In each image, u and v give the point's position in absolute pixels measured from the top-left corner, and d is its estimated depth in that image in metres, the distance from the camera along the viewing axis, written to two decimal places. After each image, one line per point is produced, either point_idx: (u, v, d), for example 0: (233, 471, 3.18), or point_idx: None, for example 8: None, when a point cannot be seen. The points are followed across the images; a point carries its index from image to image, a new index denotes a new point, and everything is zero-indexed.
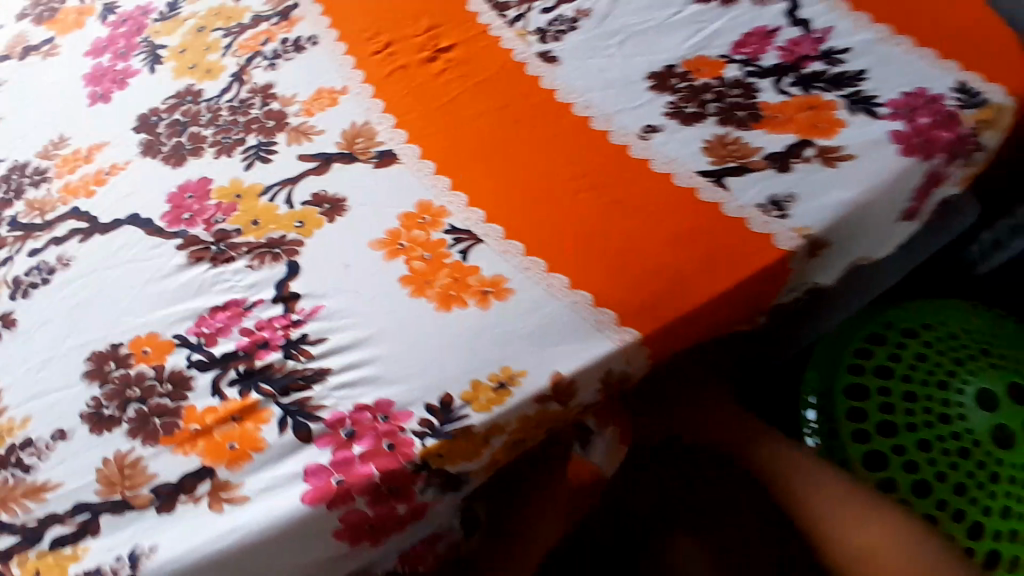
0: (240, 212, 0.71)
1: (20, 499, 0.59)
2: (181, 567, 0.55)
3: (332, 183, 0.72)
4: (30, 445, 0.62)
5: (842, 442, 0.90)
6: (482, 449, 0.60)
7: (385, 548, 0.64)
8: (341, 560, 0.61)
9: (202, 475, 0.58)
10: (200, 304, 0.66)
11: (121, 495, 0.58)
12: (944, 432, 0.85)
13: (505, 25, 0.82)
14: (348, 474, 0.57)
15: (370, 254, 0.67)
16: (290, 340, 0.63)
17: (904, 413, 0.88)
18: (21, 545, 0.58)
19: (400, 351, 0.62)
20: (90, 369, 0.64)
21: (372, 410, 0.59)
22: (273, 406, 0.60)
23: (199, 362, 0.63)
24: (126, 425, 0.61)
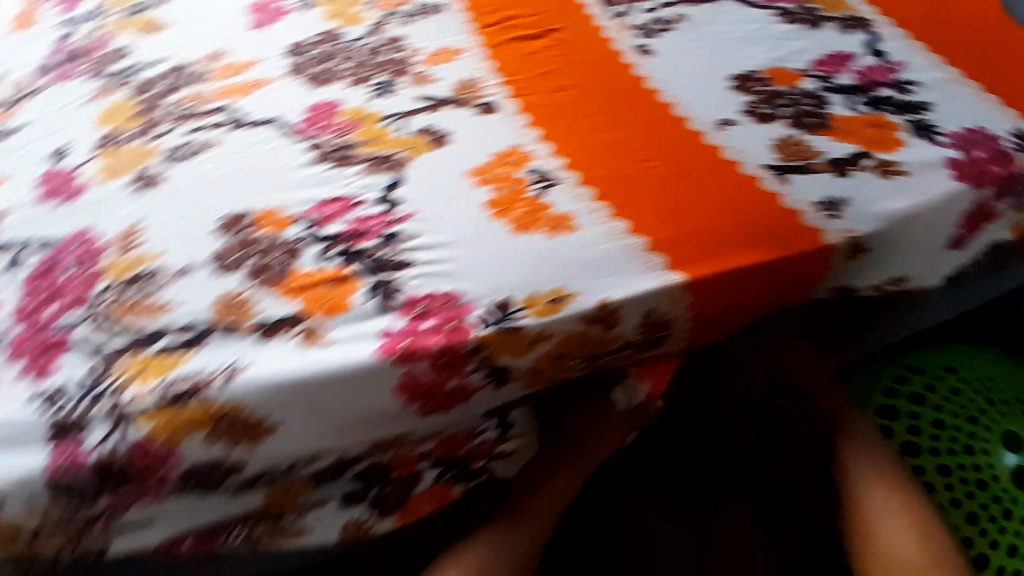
0: (360, 131, 0.82)
1: (140, 314, 0.71)
2: (266, 383, 0.65)
3: (442, 121, 0.81)
4: (156, 274, 0.73)
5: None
6: (527, 351, 0.69)
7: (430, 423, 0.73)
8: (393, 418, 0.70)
9: (298, 320, 0.69)
10: (318, 194, 0.77)
11: (229, 321, 0.69)
12: (966, 468, 0.87)
13: (610, 18, 0.93)
14: (416, 341, 0.67)
15: (462, 182, 0.76)
16: (386, 234, 0.73)
17: (930, 441, 0.90)
18: (136, 345, 0.69)
19: (474, 256, 0.71)
20: (221, 226, 0.76)
21: (442, 299, 0.69)
22: (365, 278, 0.71)
23: (310, 238, 0.74)
24: (246, 270, 0.72)
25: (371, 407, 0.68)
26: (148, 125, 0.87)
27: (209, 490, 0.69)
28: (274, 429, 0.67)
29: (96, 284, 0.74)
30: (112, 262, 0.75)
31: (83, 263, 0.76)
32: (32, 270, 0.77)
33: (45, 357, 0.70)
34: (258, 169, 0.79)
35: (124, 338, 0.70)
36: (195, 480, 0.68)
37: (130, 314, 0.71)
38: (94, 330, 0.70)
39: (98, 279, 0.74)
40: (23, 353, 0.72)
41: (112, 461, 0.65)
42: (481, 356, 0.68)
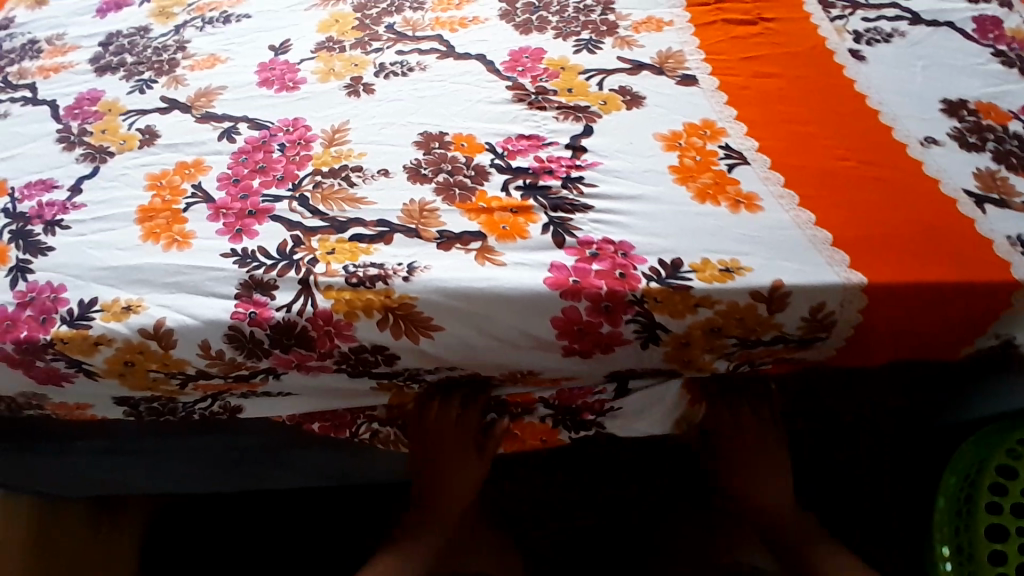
0: (560, 80, 0.84)
1: (339, 202, 0.76)
2: (443, 286, 0.68)
3: (636, 83, 0.83)
4: (359, 170, 0.79)
5: (974, 535, 0.87)
6: (688, 314, 0.68)
7: (575, 362, 0.76)
8: (546, 347, 0.73)
9: (478, 237, 0.72)
10: (509, 129, 0.80)
11: (415, 226, 0.73)
12: None
13: (826, 19, 0.92)
14: (583, 279, 0.67)
15: (651, 142, 0.77)
16: (569, 176, 0.75)
17: None
18: (326, 229, 0.73)
19: (655, 212, 0.71)
20: (419, 141, 0.81)
21: (615, 246, 0.69)
22: (542, 215, 0.72)
23: (499, 165, 0.77)
24: (434, 185, 0.77)
25: (532, 329, 0.70)
26: (366, 38, 0.93)
27: (360, 370, 0.75)
28: (439, 330, 0.71)
29: (304, 168, 0.80)
30: (319, 154, 0.81)
31: (292, 146, 0.82)
32: (244, 144, 0.83)
33: (245, 221, 0.75)
34: (461, 99, 0.84)
35: (319, 221, 0.74)
36: (356, 357, 0.73)
37: (328, 201, 0.76)
38: (294, 208, 0.75)
39: (306, 163, 0.80)
40: (223, 217, 0.76)
41: (295, 325, 0.69)
42: (642, 306, 0.68)
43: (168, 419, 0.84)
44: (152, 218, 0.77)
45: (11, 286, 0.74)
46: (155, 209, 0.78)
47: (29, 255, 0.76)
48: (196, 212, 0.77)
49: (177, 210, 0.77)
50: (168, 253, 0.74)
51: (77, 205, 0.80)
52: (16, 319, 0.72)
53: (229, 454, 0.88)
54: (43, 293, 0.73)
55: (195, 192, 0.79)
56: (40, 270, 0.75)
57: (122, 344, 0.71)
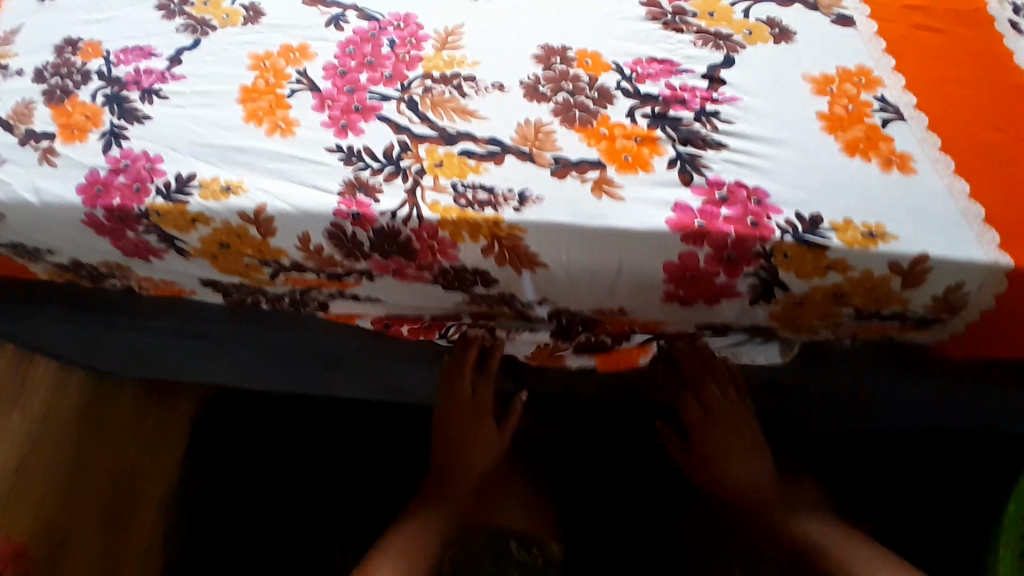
0: (701, 1, 0.76)
1: (450, 112, 0.71)
2: (553, 223, 0.64)
3: (787, 17, 0.75)
4: (472, 81, 0.73)
5: None
6: (816, 276, 0.64)
7: (678, 313, 0.73)
8: (651, 290, 0.69)
9: (596, 166, 0.66)
10: (641, 51, 0.73)
11: (528, 150, 0.68)
12: None
13: None
14: (709, 223, 0.62)
15: (800, 84, 0.70)
16: (703, 110, 0.68)
17: None
18: (434, 139, 0.69)
19: (797, 159, 0.65)
20: (539, 56, 0.74)
21: (747, 192, 0.63)
22: (669, 147, 0.66)
23: (625, 90, 0.71)
24: (552, 105, 0.71)
25: (644, 269, 0.66)
26: None
27: (453, 284, 0.74)
28: (542, 265, 0.68)
29: (414, 69, 0.74)
30: (430, 56, 0.75)
31: (403, 44, 0.76)
32: (352, 36, 0.77)
33: (352, 117, 0.71)
34: (585, 16, 0.76)
35: (427, 130, 0.70)
36: (455, 275, 0.72)
37: (438, 108, 0.71)
38: (403, 111, 0.71)
39: (414, 65, 0.75)
40: (329, 109, 0.72)
41: (400, 233, 0.67)
42: (769, 261, 0.63)
43: (256, 302, 0.84)
44: (254, 100, 0.73)
45: (104, 151, 0.72)
46: (258, 91, 0.74)
47: (125, 121, 0.74)
48: (301, 100, 0.73)
49: (283, 95, 0.74)
50: (271, 138, 0.70)
51: (176, 76, 0.76)
52: (107, 185, 0.70)
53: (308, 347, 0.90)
54: (139, 162, 0.71)
55: (301, 79, 0.75)
56: (135, 138, 0.72)
57: (221, 226, 0.69)
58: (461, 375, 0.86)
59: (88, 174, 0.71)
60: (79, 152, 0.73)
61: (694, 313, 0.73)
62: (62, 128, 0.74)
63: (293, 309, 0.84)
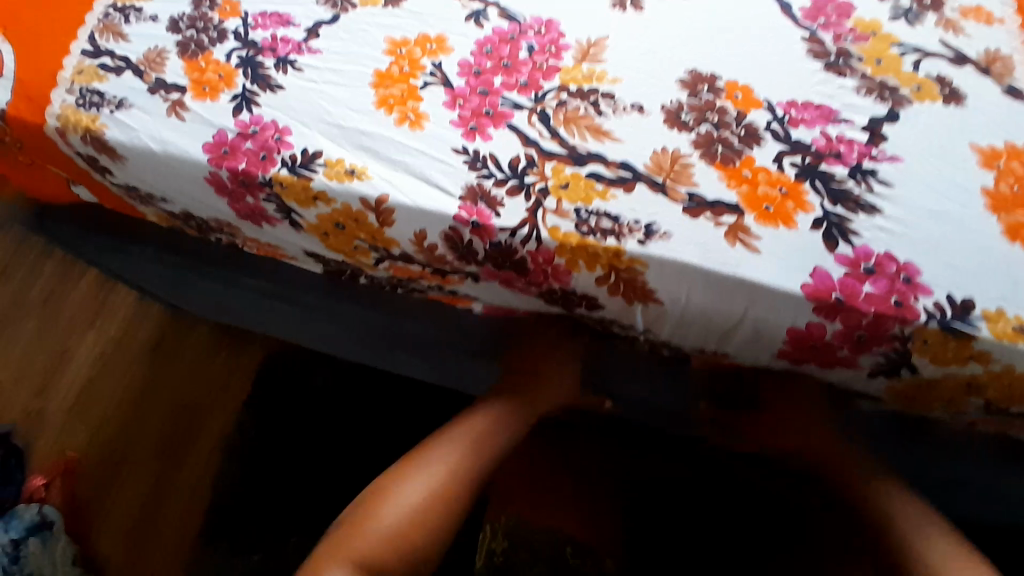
0: (868, 45, 0.71)
1: (583, 129, 0.68)
2: (678, 264, 0.61)
3: (958, 78, 0.70)
4: (611, 98, 0.69)
5: None
6: (954, 363, 0.61)
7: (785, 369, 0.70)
8: (766, 346, 0.66)
9: (734, 211, 0.62)
10: (798, 93, 0.68)
11: (662, 180, 0.64)
12: None
13: None
14: (848, 298, 0.58)
15: (967, 152, 0.66)
16: (859, 167, 0.64)
17: None
18: (562, 158, 0.66)
19: (951, 237, 0.61)
20: (685, 80, 0.70)
21: (896, 267, 0.59)
22: (816, 204, 0.62)
23: (774, 132, 0.66)
24: (694, 136, 0.67)
25: (766, 324, 0.63)
26: None
27: (557, 302, 0.72)
28: (657, 302, 0.66)
29: (550, 79, 0.71)
30: (570, 67, 0.72)
31: (543, 51, 0.73)
32: (492, 34, 0.75)
33: (482, 120, 0.69)
34: (740, 44, 0.72)
35: (557, 146, 0.67)
36: (561, 295, 0.70)
37: (571, 125, 0.68)
38: (534, 123, 0.68)
39: (552, 75, 0.71)
40: (461, 107, 0.70)
41: (515, 251, 0.66)
42: (903, 344, 0.60)
43: (351, 280, 0.85)
44: (388, 86, 0.72)
45: (235, 113, 0.72)
46: (392, 78, 0.73)
47: (257, 88, 0.73)
48: (433, 94, 0.72)
49: (416, 86, 0.72)
50: (400, 129, 0.69)
51: (313, 49, 0.75)
52: (235, 148, 0.71)
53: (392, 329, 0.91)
54: (267, 131, 0.71)
55: (436, 72, 0.73)
56: (265, 106, 0.72)
57: (341, 207, 0.69)
58: (543, 356, 0.82)
59: (216, 133, 0.72)
60: (209, 110, 0.73)
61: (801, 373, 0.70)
62: (195, 83, 0.75)
63: (386, 290, 0.85)
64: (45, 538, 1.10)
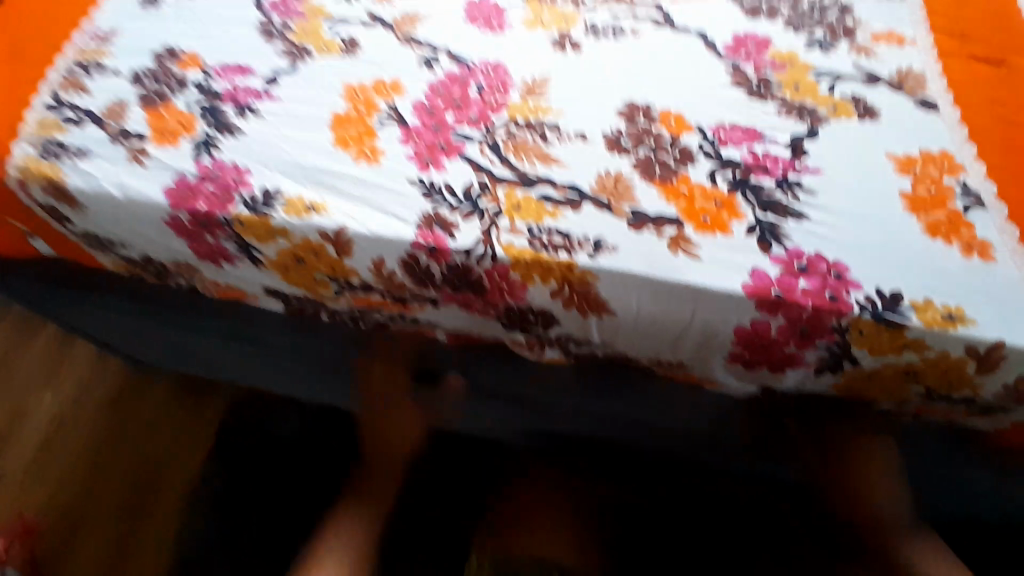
0: (786, 73, 0.78)
1: (531, 155, 0.72)
2: (627, 274, 0.64)
3: (870, 96, 0.77)
4: (555, 128, 0.74)
5: None
6: (891, 353, 0.64)
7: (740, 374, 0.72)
8: (717, 349, 0.69)
9: (674, 223, 0.66)
10: (726, 116, 0.74)
11: (607, 199, 0.68)
12: None
13: None
14: (787, 293, 0.62)
15: (884, 161, 0.71)
16: (786, 180, 0.69)
17: None
18: (514, 182, 0.70)
19: (874, 236, 0.65)
20: (622, 111, 0.75)
21: (827, 265, 0.63)
22: (748, 213, 0.66)
23: (706, 152, 0.71)
24: (633, 159, 0.71)
25: (715, 327, 0.66)
26: None
27: (515, 324, 0.74)
28: (610, 313, 0.68)
29: (499, 113, 0.76)
30: (516, 102, 0.77)
31: (490, 89, 0.78)
32: (443, 76, 0.80)
33: (435, 153, 0.73)
34: (672, 77, 0.78)
35: (507, 171, 0.71)
36: (518, 314, 0.72)
37: (520, 152, 0.72)
38: (485, 152, 0.72)
39: (499, 109, 0.76)
40: (415, 142, 0.74)
41: (471, 270, 0.68)
42: (843, 336, 0.63)
43: (312, 316, 0.85)
44: (346, 127, 0.76)
45: (195, 157, 0.75)
46: (351, 120, 0.76)
47: (217, 133, 0.76)
48: (388, 132, 0.75)
49: (371, 125, 0.76)
50: (357, 163, 0.72)
51: (272, 95, 0.79)
52: (195, 190, 0.73)
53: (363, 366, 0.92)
54: (227, 174, 0.73)
55: (390, 112, 0.77)
56: (225, 149, 0.75)
57: (300, 240, 0.71)
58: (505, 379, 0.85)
59: (177, 178, 0.74)
60: (169, 155, 0.75)
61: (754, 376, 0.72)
62: (156, 131, 0.77)
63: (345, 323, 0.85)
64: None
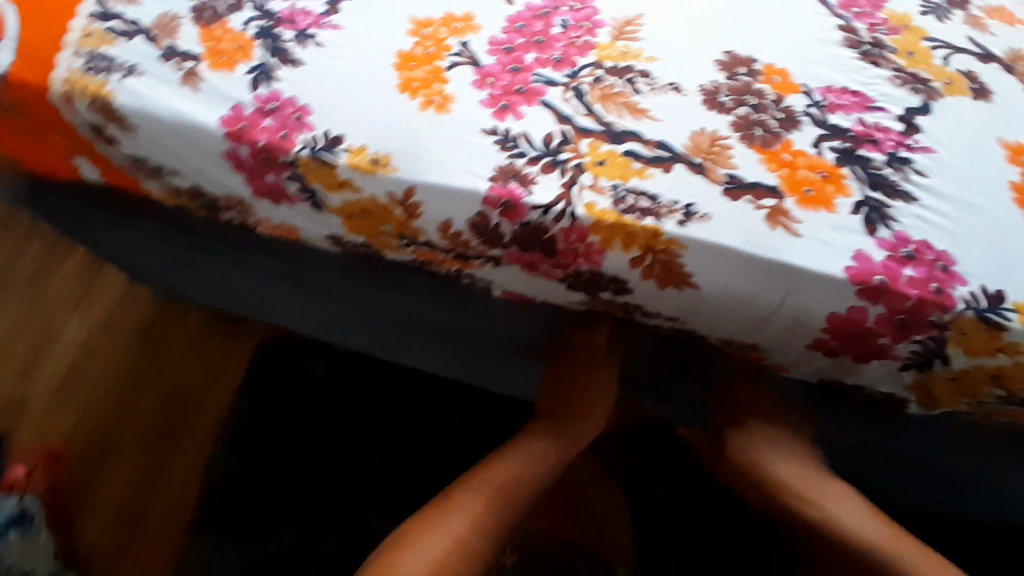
0: (901, 38, 0.71)
1: (620, 107, 0.66)
2: (715, 248, 0.60)
3: (986, 74, 0.71)
4: (647, 78, 0.68)
5: None
6: (986, 355, 0.61)
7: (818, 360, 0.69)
8: (801, 332, 0.65)
9: (773, 194, 0.61)
10: (834, 78, 0.68)
11: (701, 161, 0.63)
12: None
13: None
14: (891, 281, 0.58)
15: (995, 147, 0.66)
16: (896, 155, 0.63)
17: None
18: (600, 135, 0.64)
19: (981, 229, 0.61)
20: (723, 62, 0.69)
21: (934, 254, 0.59)
22: (856, 188, 0.61)
23: (812, 116, 0.65)
24: (732, 118, 0.65)
25: (799, 310, 0.63)
26: None
27: (580, 289, 0.71)
28: (692, 286, 0.65)
29: (585, 55, 0.70)
30: (605, 45, 0.70)
31: (576, 27, 0.72)
32: (523, 12, 0.73)
33: (514, 98, 0.67)
34: (775, 33, 0.71)
35: (593, 123, 0.65)
36: (588, 279, 0.69)
37: (608, 102, 0.66)
38: (569, 99, 0.67)
39: (588, 51, 0.70)
40: (490, 87, 0.68)
41: (546, 230, 0.64)
42: (941, 332, 0.60)
43: (368, 258, 0.81)
44: (411, 69, 0.70)
45: (253, 87, 0.70)
46: (417, 60, 0.71)
47: (277, 61, 0.71)
48: (460, 74, 0.69)
49: (441, 68, 0.70)
50: (423, 113, 0.67)
51: (333, 24, 0.73)
52: (253, 124, 0.68)
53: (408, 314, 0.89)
54: (287, 109, 0.68)
55: (463, 52, 0.71)
56: (284, 81, 0.70)
57: (368, 197, 0.69)
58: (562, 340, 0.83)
59: (233, 108, 0.69)
60: (225, 81, 0.70)
61: (831, 367, 0.69)
62: (210, 53, 0.72)
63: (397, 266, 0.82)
64: (27, 530, 1.02)
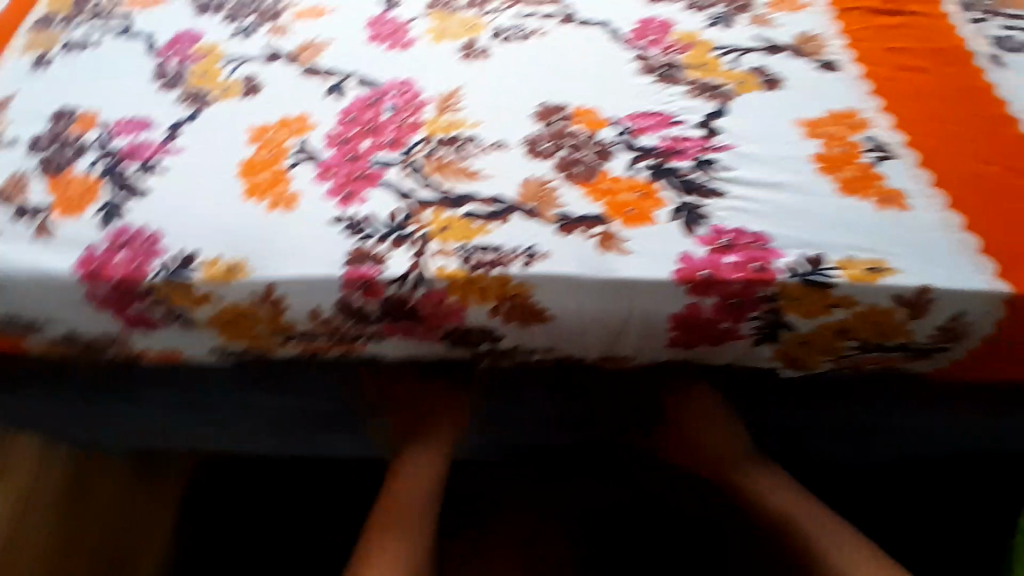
0: (690, 54, 0.79)
1: (453, 173, 0.71)
2: (557, 278, 0.65)
3: (774, 65, 0.78)
4: (474, 141, 0.74)
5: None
6: (822, 313, 0.66)
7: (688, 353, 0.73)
8: (658, 333, 0.70)
9: (600, 221, 0.67)
10: (637, 104, 0.75)
11: (533, 206, 0.68)
12: None
13: (959, 23, 0.82)
14: (716, 271, 0.64)
15: (794, 126, 0.73)
16: (701, 159, 0.70)
17: None
18: (440, 203, 0.69)
19: (792, 203, 0.67)
20: (538, 113, 0.76)
21: (750, 237, 0.65)
22: (670, 197, 0.68)
23: (623, 142, 0.72)
24: (554, 161, 0.71)
25: (650, 314, 0.67)
26: None
27: (458, 343, 0.73)
28: (549, 318, 0.69)
29: (415, 134, 0.75)
30: (431, 120, 0.76)
31: (403, 110, 0.77)
32: (353, 103, 0.79)
33: (354, 184, 0.71)
34: (581, 73, 0.78)
35: (431, 194, 0.70)
36: (460, 333, 0.72)
37: (442, 172, 0.71)
38: (407, 176, 0.71)
39: (417, 129, 0.75)
40: (332, 178, 0.72)
41: (407, 300, 0.68)
42: (773, 303, 0.66)
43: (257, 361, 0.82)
44: (255, 175, 0.74)
45: (104, 225, 0.72)
46: (261, 165, 0.75)
47: (125, 195, 0.73)
48: (302, 171, 0.73)
49: (284, 168, 0.74)
50: (271, 216, 0.71)
51: (176, 150, 0.77)
52: (109, 260, 0.70)
53: (311, 406, 0.90)
54: (140, 238, 0.71)
55: (302, 150, 0.75)
56: (135, 213, 0.72)
57: (230, 304, 0.71)
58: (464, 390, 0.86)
59: (87, 249, 0.71)
60: (77, 226, 0.72)
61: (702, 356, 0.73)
62: (60, 201, 0.74)
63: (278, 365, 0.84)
64: None
